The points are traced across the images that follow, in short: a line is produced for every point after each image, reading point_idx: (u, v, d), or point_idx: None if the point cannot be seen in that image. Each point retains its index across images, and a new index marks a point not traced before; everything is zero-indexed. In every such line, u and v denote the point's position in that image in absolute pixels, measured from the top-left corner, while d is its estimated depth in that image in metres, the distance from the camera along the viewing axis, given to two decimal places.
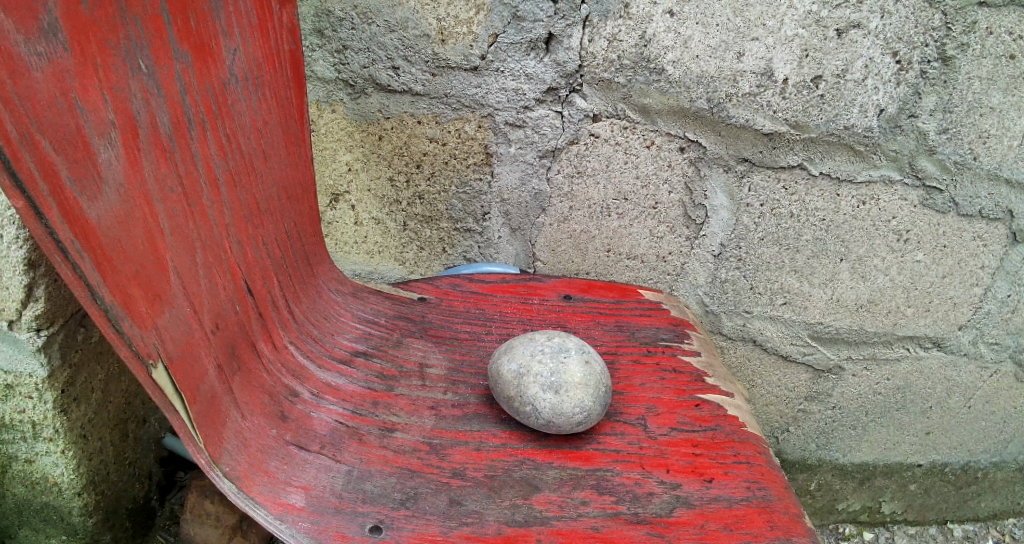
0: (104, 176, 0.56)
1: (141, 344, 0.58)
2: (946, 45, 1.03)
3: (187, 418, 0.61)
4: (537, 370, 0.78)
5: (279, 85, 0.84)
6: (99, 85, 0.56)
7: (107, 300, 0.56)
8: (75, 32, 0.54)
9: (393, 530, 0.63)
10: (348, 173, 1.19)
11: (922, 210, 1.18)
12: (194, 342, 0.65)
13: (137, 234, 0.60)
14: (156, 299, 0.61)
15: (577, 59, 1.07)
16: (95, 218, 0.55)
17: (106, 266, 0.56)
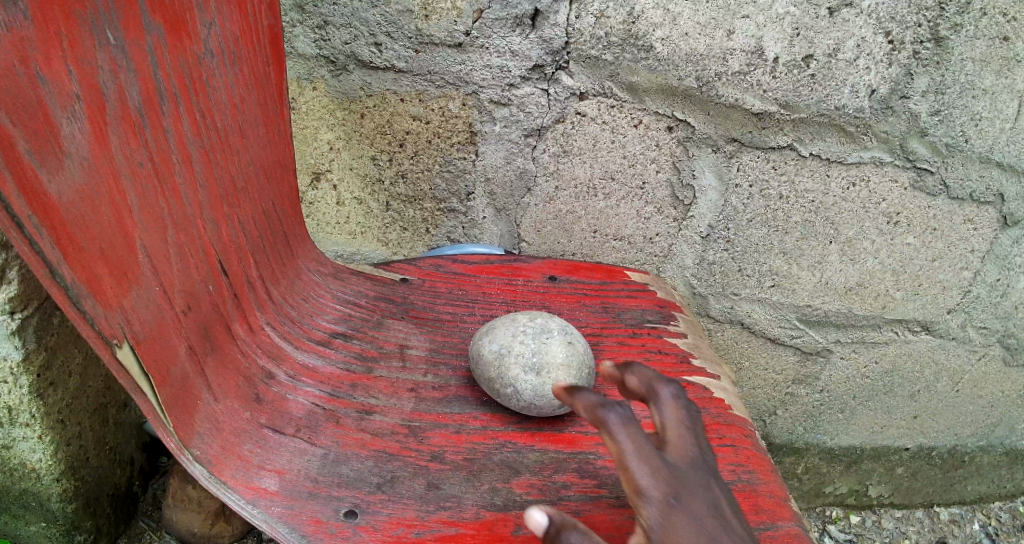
0: (67, 150, 0.53)
1: (105, 325, 0.55)
2: (939, 25, 1.01)
3: (155, 402, 0.59)
4: (519, 351, 0.76)
5: (256, 62, 0.82)
6: (64, 55, 0.53)
7: (69, 279, 0.53)
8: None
9: (369, 515, 0.62)
10: (330, 151, 1.17)
11: (912, 192, 1.17)
12: (165, 323, 0.63)
13: (105, 211, 0.56)
14: (125, 278, 0.58)
15: (563, 35, 1.05)
16: (58, 193, 0.52)
17: (69, 244, 0.53)
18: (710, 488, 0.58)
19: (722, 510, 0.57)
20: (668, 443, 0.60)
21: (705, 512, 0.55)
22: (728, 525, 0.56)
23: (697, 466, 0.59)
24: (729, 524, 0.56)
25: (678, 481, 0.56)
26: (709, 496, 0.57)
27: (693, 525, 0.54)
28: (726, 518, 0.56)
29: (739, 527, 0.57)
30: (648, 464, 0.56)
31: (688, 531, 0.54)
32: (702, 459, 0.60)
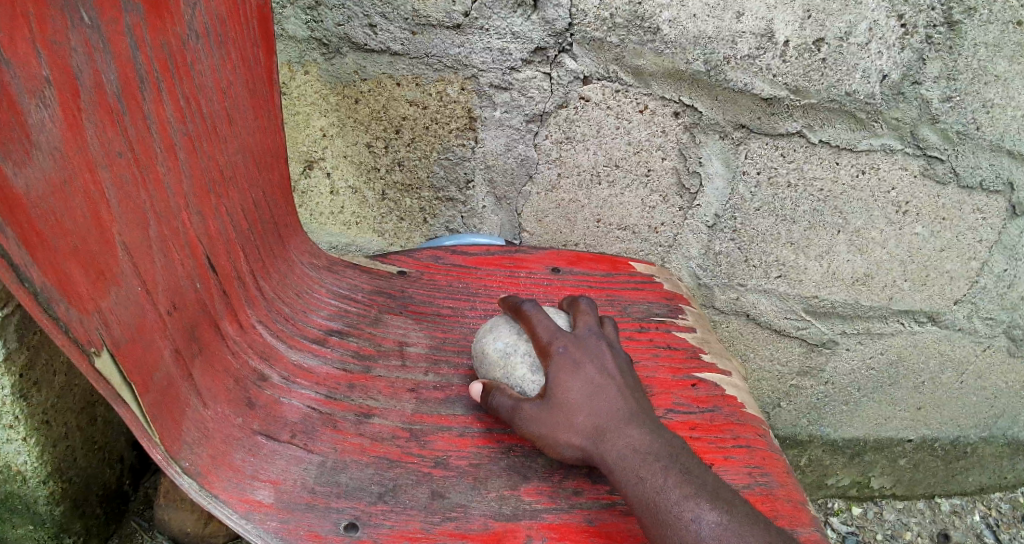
0: (35, 140, 0.48)
1: (81, 330, 0.51)
2: (952, 9, 0.98)
3: (138, 411, 0.55)
4: (525, 349, 0.72)
5: (244, 45, 0.77)
6: (31, 35, 0.47)
7: (38, 282, 0.48)
8: None
9: (370, 528, 0.58)
10: (323, 139, 1.12)
11: (922, 180, 1.14)
12: (147, 324, 0.59)
13: (79, 207, 0.52)
14: (101, 279, 0.54)
15: (567, 16, 1.00)
16: (25, 188, 0.47)
17: (38, 242, 0.48)
18: (605, 353, 0.71)
19: (610, 368, 0.70)
20: (576, 327, 0.75)
21: (594, 368, 0.69)
22: (613, 380, 0.69)
23: (597, 338, 0.73)
24: (613, 378, 0.69)
25: (572, 347, 0.71)
26: (603, 359, 0.71)
27: (580, 376, 0.68)
28: (612, 374, 0.69)
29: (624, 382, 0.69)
30: (552, 334, 0.72)
31: (575, 380, 0.67)
32: (606, 337, 0.74)
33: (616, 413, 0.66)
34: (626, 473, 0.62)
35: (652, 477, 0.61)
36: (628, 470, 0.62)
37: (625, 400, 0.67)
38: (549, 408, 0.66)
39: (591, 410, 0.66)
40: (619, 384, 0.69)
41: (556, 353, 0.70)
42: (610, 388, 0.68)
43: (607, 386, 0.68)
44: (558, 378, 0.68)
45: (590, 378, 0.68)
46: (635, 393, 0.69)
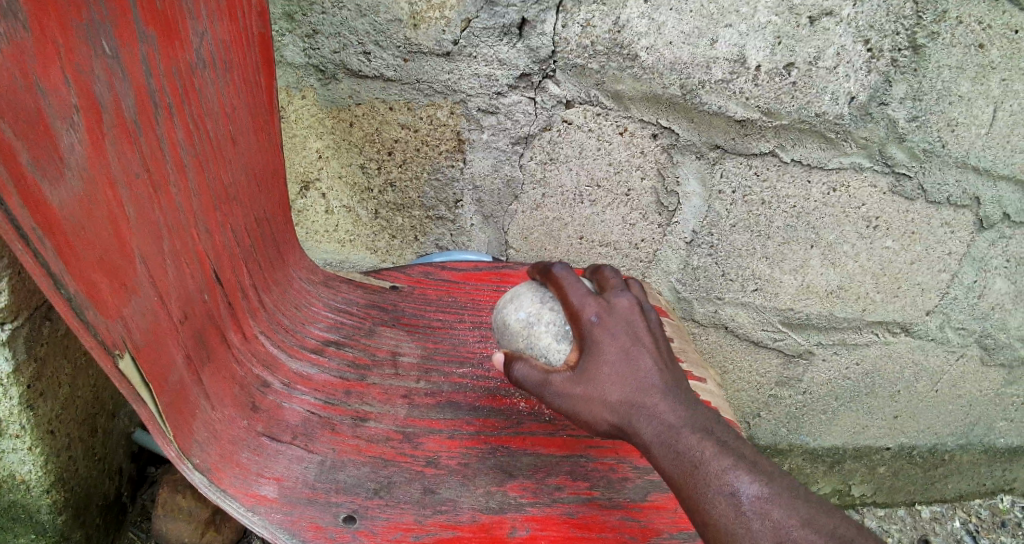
0: (66, 161, 0.53)
1: (106, 334, 0.55)
2: (917, 33, 1.04)
3: (156, 411, 0.59)
4: (550, 319, 0.73)
5: (247, 70, 0.83)
6: (61, 65, 0.52)
7: (71, 289, 0.53)
8: (35, 10, 0.50)
9: (367, 520, 0.62)
10: (319, 160, 1.18)
11: (891, 197, 1.20)
12: (163, 331, 0.63)
13: (103, 221, 0.56)
14: (122, 288, 0.58)
15: (550, 44, 1.06)
16: (58, 203, 0.52)
17: (69, 253, 0.53)
18: (637, 320, 0.73)
19: (644, 336, 0.72)
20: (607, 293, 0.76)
21: (628, 335, 0.71)
22: (645, 347, 0.71)
23: (630, 301, 0.74)
24: (647, 348, 0.71)
25: (607, 314, 0.72)
26: (636, 324, 0.72)
27: (614, 346, 0.70)
28: (645, 342, 0.71)
29: (657, 350, 0.72)
30: (584, 302, 0.73)
31: (607, 351, 0.69)
32: (637, 299, 0.76)
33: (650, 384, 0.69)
34: (663, 447, 0.66)
35: (692, 447, 0.66)
36: (666, 443, 0.66)
37: (656, 370, 0.70)
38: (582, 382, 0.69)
39: (622, 379, 0.69)
40: (652, 353, 0.71)
41: (588, 322, 0.71)
42: (642, 357, 0.70)
43: (641, 356, 0.70)
44: (589, 346, 0.70)
45: (624, 346, 0.70)
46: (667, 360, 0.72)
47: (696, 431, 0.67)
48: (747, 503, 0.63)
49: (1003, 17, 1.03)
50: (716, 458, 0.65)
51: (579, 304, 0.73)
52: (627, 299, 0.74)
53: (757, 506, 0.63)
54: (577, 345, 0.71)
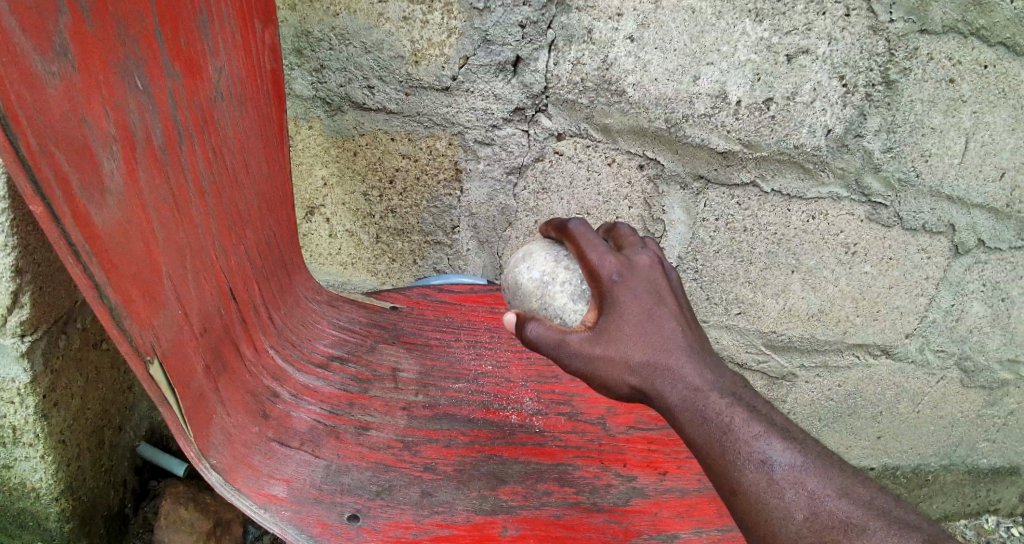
0: (107, 186, 0.59)
1: (140, 341, 0.61)
2: (889, 69, 1.11)
3: (179, 413, 0.64)
4: (567, 282, 0.82)
5: (259, 102, 0.89)
6: (104, 101, 0.59)
7: (111, 300, 0.58)
8: (84, 52, 0.56)
9: (370, 518, 0.68)
10: (324, 187, 1.24)
11: (868, 224, 1.26)
12: (185, 341, 0.68)
13: (137, 239, 0.62)
14: (152, 300, 0.64)
15: (543, 81, 1.13)
16: (101, 223, 0.58)
17: (109, 267, 0.58)
18: (657, 279, 0.79)
19: (664, 294, 0.78)
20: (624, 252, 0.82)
21: (650, 294, 0.77)
22: (667, 307, 0.77)
23: (648, 260, 0.81)
24: (667, 307, 0.77)
25: (627, 273, 0.78)
26: (655, 282, 0.79)
27: (637, 304, 0.76)
28: (667, 302, 0.78)
29: (677, 308, 0.78)
30: (604, 260, 0.79)
31: (631, 308, 0.75)
32: (654, 257, 0.82)
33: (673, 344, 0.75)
34: (691, 408, 0.73)
35: (721, 412, 0.73)
36: (694, 407, 0.73)
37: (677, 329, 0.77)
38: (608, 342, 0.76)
39: (646, 337, 0.75)
40: (673, 311, 0.77)
41: (611, 280, 0.77)
42: (665, 317, 0.77)
43: (663, 315, 0.77)
44: (614, 304, 0.76)
45: (648, 305, 0.76)
46: (684, 319, 0.79)
47: (723, 395, 0.74)
48: (779, 470, 0.70)
49: (972, 54, 1.11)
50: (745, 425, 0.72)
51: (602, 264, 0.79)
52: (647, 258, 0.81)
53: (789, 472, 0.69)
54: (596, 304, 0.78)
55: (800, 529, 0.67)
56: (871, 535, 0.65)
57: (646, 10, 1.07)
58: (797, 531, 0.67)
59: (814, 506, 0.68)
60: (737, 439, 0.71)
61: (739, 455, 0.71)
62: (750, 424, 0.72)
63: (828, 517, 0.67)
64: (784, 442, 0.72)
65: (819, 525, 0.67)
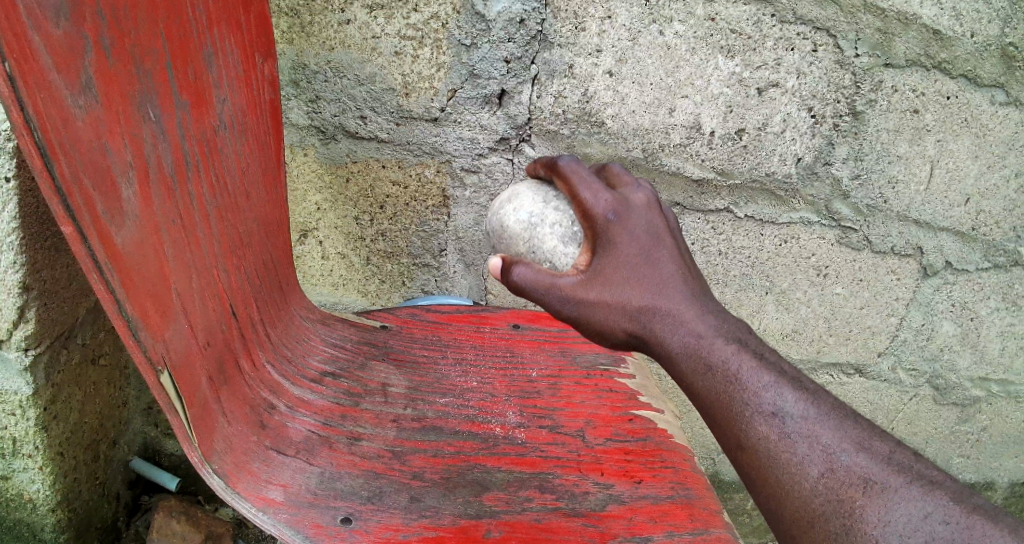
0: (126, 210, 0.64)
1: (154, 353, 0.66)
2: (856, 101, 1.18)
3: (187, 421, 0.68)
4: (555, 223, 0.84)
5: (260, 131, 0.95)
6: (122, 131, 0.64)
7: (130, 314, 0.63)
8: (107, 87, 0.62)
9: (362, 521, 0.72)
10: (317, 211, 1.29)
11: (838, 247, 1.33)
12: (192, 354, 0.73)
13: (150, 258, 0.67)
14: (163, 315, 0.69)
15: (526, 112, 1.20)
16: (120, 242, 0.63)
17: (128, 284, 0.63)
18: (654, 220, 0.78)
19: (661, 234, 0.78)
20: (620, 189, 0.81)
21: (647, 237, 0.76)
22: (664, 249, 0.77)
23: (643, 197, 0.80)
24: (665, 248, 0.77)
25: (622, 213, 0.77)
26: (652, 222, 0.78)
27: (633, 246, 0.75)
28: (663, 242, 0.77)
29: (675, 248, 0.78)
30: (599, 200, 0.78)
31: (628, 251, 0.75)
32: (650, 195, 0.81)
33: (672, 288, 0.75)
34: (693, 357, 0.73)
35: (726, 360, 0.72)
36: (698, 356, 0.73)
37: (675, 272, 0.77)
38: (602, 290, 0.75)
39: (644, 283, 0.75)
40: (669, 252, 0.77)
41: (606, 220, 0.77)
42: (663, 261, 0.76)
43: (660, 258, 0.76)
44: (609, 246, 0.76)
45: (645, 248, 0.76)
46: (682, 262, 0.78)
47: (729, 342, 0.73)
48: (791, 423, 0.69)
49: (935, 86, 1.17)
50: (753, 375, 0.71)
51: (597, 205, 0.78)
52: (643, 197, 0.79)
53: (800, 426, 0.68)
54: (590, 246, 0.79)
55: (815, 486, 0.66)
56: (892, 493, 0.63)
57: (624, 46, 1.14)
58: (812, 488, 0.66)
59: (830, 462, 0.66)
60: (746, 389, 0.71)
61: (748, 406, 0.70)
62: (760, 374, 0.72)
63: (846, 473, 0.65)
64: (794, 396, 0.71)
65: (835, 481, 0.65)
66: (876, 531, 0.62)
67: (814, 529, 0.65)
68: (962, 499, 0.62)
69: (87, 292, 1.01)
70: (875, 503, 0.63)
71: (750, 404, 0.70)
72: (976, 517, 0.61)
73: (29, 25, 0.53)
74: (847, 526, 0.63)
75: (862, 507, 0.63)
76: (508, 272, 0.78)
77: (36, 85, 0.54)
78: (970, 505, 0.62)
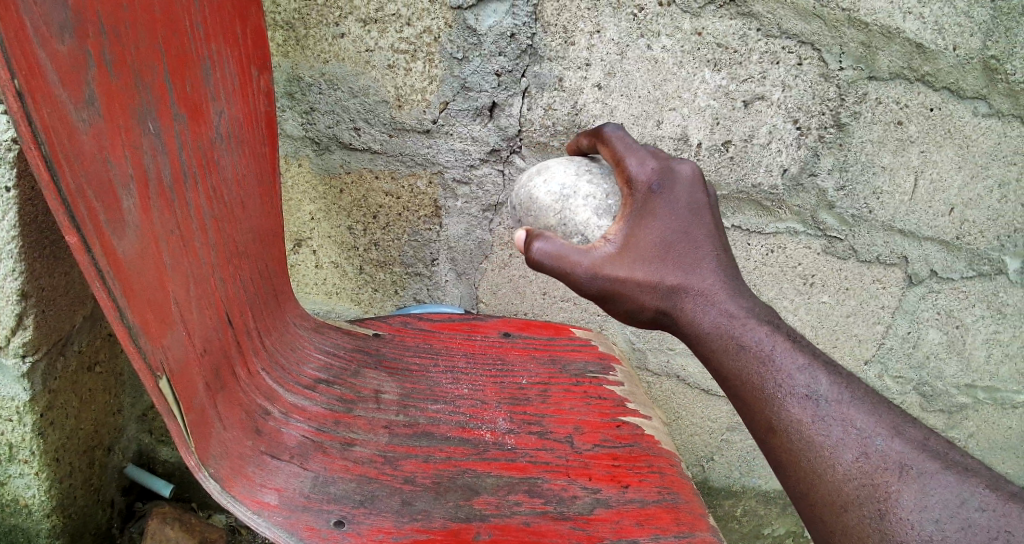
0: (127, 220, 0.66)
1: (153, 359, 0.67)
2: (840, 113, 1.21)
3: (184, 426, 0.70)
4: (591, 196, 0.86)
5: (256, 143, 0.96)
6: (124, 144, 0.66)
7: (131, 321, 0.65)
8: (109, 101, 0.64)
9: (354, 524, 0.74)
10: (311, 221, 1.31)
11: (824, 257, 1.35)
12: (190, 362, 0.75)
13: (149, 266, 0.69)
14: (162, 322, 0.70)
15: (516, 124, 1.22)
16: (121, 252, 0.65)
17: (129, 292, 0.65)
18: (698, 196, 0.81)
19: (701, 210, 0.81)
20: (666, 159, 0.83)
21: (686, 213, 0.79)
22: (704, 227, 0.80)
23: (690, 170, 0.82)
24: (703, 226, 0.80)
25: (666, 188, 0.80)
26: (695, 198, 0.80)
27: (675, 223, 0.78)
28: (703, 220, 0.80)
29: (714, 225, 0.81)
30: (644, 173, 0.80)
31: (665, 226, 0.78)
32: (696, 169, 0.83)
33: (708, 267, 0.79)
34: (725, 337, 0.77)
35: (759, 340, 0.77)
36: (733, 335, 0.77)
37: (710, 250, 0.80)
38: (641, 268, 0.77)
39: (679, 258, 0.78)
40: (708, 228, 0.80)
41: (648, 192, 0.80)
42: (701, 239, 0.79)
43: (698, 236, 0.79)
44: (647, 220, 0.78)
45: (685, 225, 0.79)
46: (720, 240, 0.81)
47: (762, 324, 0.78)
48: (825, 407, 0.73)
49: (918, 98, 1.19)
50: (787, 355, 0.76)
51: (641, 174, 0.80)
52: (690, 171, 0.81)
53: (834, 409, 0.73)
54: (623, 219, 0.80)
55: (849, 469, 0.70)
56: (928, 477, 0.68)
57: (612, 60, 1.17)
58: (845, 472, 0.70)
59: (864, 447, 0.70)
60: (779, 370, 0.75)
61: (781, 389, 0.75)
62: (795, 355, 0.76)
63: (880, 457, 0.70)
64: (828, 379, 0.75)
65: (870, 466, 0.69)
66: (913, 517, 0.66)
67: (848, 513, 0.69)
68: (997, 488, 0.67)
69: (83, 300, 1.02)
70: (910, 488, 0.67)
71: (783, 387, 0.74)
72: (1013, 504, 0.65)
73: (36, 42, 0.55)
74: (880, 511, 0.67)
75: (897, 492, 0.68)
76: (528, 246, 0.80)
77: (43, 100, 0.56)
78: (1005, 493, 0.66)
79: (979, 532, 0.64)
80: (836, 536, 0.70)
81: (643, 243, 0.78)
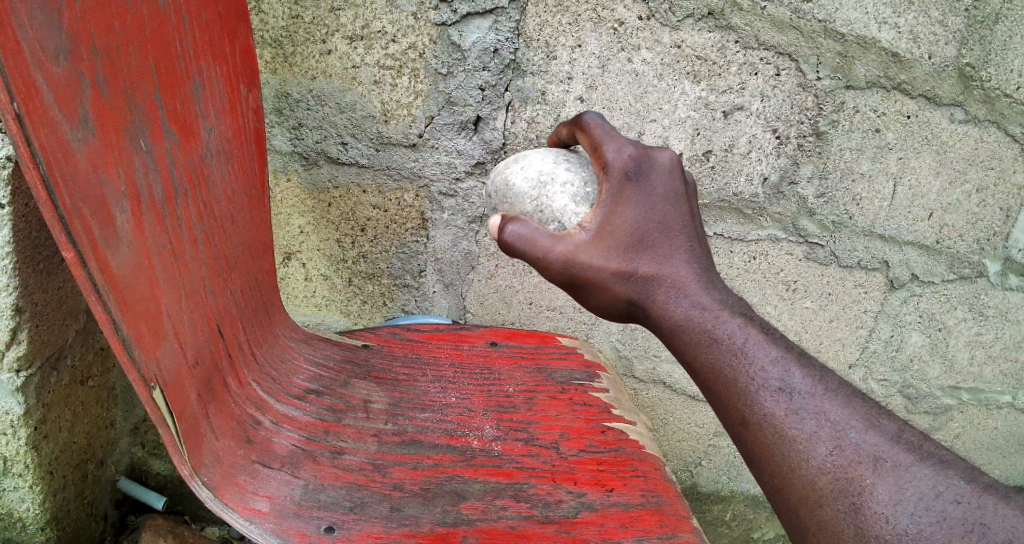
0: (120, 236, 0.68)
1: (146, 371, 0.69)
2: (819, 122, 1.24)
3: (177, 436, 0.72)
4: (568, 185, 0.89)
5: (245, 158, 0.99)
6: (117, 162, 0.68)
7: (125, 333, 0.66)
8: (102, 122, 0.66)
9: (344, 530, 0.76)
10: (300, 235, 1.33)
11: (805, 263, 1.38)
12: (183, 373, 0.77)
13: (141, 280, 0.71)
14: (155, 334, 0.72)
15: (501, 137, 1.25)
16: (115, 266, 0.66)
17: (123, 305, 0.67)
18: (675, 186, 0.82)
19: (677, 200, 0.82)
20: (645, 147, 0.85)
21: (661, 203, 0.81)
22: (679, 218, 0.82)
23: (669, 159, 0.84)
24: (678, 216, 0.81)
25: (643, 175, 0.81)
26: (672, 187, 0.82)
27: (650, 211, 0.80)
28: (679, 210, 0.82)
29: (689, 216, 0.83)
30: (621, 158, 0.82)
31: (640, 215, 0.79)
32: (676, 159, 0.85)
33: (681, 258, 0.80)
34: (699, 331, 0.78)
35: (731, 336, 0.77)
36: (706, 327, 0.78)
37: (684, 242, 0.81)
38: (614, 256, 0.79)
39: (653, 249, 0.79)
40: (682, 219, 0.82)
41: (625, 178, 0.81)
42: (676, 229, 0.81)
43: (672, 226, 0.81)
44: (621, 207, 0.80)
45: (660, 214, 0.80)
46: (694, 233, 0.82)
47: (735, 318, 0.78)
48: (799, 400, 0.73)
49: (895, 106, 1.22)
50: (760, 347, 0.76)
51: (618, 160, 0.82)
52: (668, 159, 0.83)
53: (810, 403, 0.73)
54: (597, 204, 0.82)
55: (823, 464, 0.70)
56: (903, 470, 0.68)
57: (594, 73, 1.20)
58: (820, 465, 0.70)
59: (838, 440, 0.70)
60: (752, 363, 0.76)
61: (754, 383, 0.75)
62: (766, 348, 0.76)
63: (854, 451, 0.69)
64: (801, 373, 0.75)
65: (843, 460, 0.69)
66: (887, 511, 0.66)
67: (823, 508, 0.68)
68: (972, 479, 0.67)
69: (75, 315, 1.04)
70: (886, 481, 0.67)
71: (755, 380, 0.74)
72: (987, 496, 0.65)
73: (33, 66, 0.57)
74: (855, 506, 0.67)
75: (873, 486, 0.67)
76: (502, 231, 0.82)
77: (41, 122, 0.58)
78: (980, 485, 0.66)
79: (954, 525, 0.64)
80: (812, 533, 0.69)
81: (616, 230, 0.79)
